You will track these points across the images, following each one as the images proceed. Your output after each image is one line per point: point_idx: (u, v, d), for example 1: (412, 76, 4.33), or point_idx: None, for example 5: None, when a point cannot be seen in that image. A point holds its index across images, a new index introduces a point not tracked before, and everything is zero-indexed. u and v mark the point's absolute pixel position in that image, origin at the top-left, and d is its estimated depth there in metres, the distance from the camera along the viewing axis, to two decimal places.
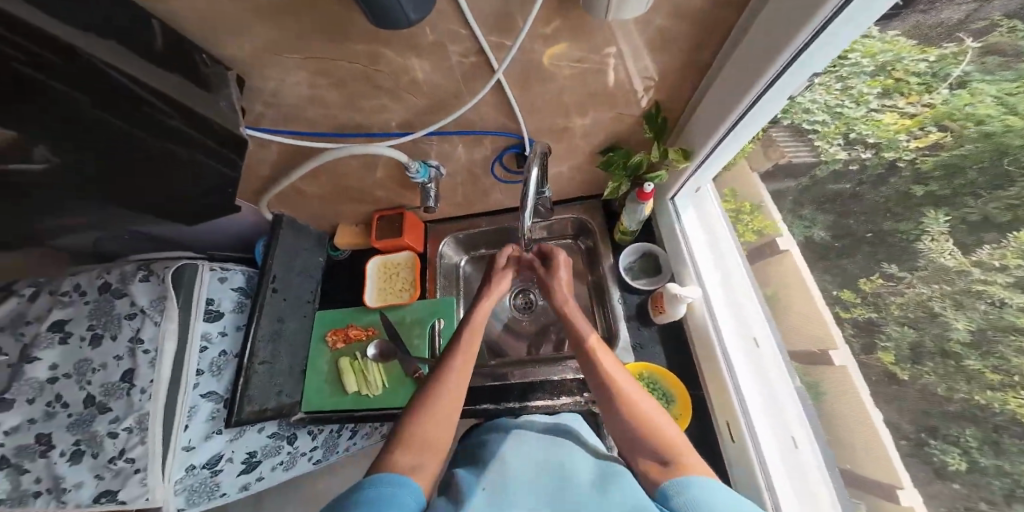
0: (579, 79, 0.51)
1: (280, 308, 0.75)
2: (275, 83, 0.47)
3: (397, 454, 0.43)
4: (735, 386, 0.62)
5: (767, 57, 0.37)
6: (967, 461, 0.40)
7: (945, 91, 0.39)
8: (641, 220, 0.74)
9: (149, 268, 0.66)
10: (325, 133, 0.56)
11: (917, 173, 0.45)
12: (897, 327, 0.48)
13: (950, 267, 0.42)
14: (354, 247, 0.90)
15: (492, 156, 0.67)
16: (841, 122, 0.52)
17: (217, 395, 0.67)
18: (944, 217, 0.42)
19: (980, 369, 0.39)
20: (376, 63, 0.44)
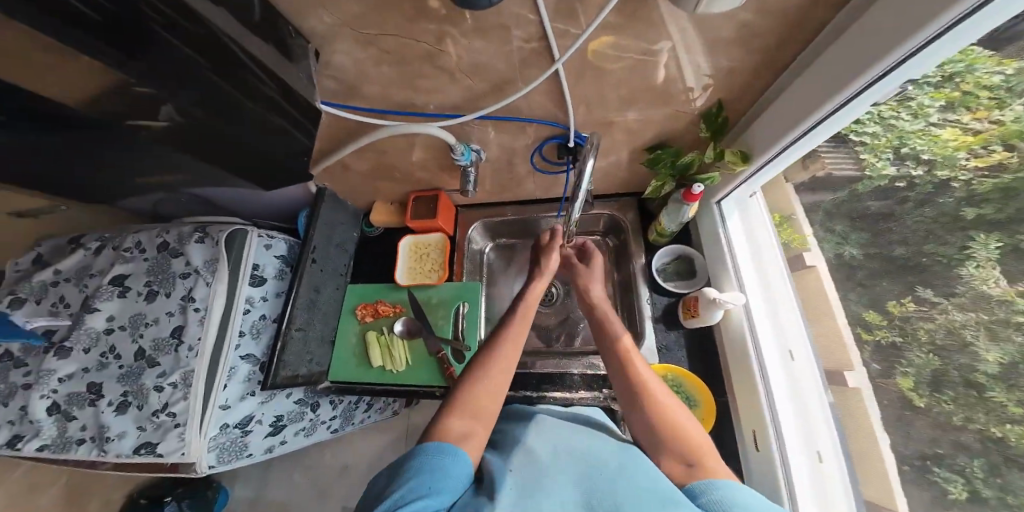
0: (639, 72, 0.49)
1: (317, 279, 0.77)
2: (340, 58, 0.48)
3: (448, 420, 0.45)
4: (768, 397, 0.60)
5: (876, 52, 0.33)
6: (968, 491, 0.42)
7: (1019, 107, 0.36)
8: (682, 222, 0.73)
9: (205, 230, 0.70)
10: (376, 111, 0.57)
11: (971, 195, 0.42)
12: (922, 353, 0.47)
13: (992, 295, 0.40)
14: (387, 225, 0.91)
15: (534, 145, 0.67)
16: (893, 134, 0.47)
17: (254, 358, 0.70)
18: (995, 243, 0.40)
19: (1004, 403, 0.39)
20: (440, 44, 0.44)
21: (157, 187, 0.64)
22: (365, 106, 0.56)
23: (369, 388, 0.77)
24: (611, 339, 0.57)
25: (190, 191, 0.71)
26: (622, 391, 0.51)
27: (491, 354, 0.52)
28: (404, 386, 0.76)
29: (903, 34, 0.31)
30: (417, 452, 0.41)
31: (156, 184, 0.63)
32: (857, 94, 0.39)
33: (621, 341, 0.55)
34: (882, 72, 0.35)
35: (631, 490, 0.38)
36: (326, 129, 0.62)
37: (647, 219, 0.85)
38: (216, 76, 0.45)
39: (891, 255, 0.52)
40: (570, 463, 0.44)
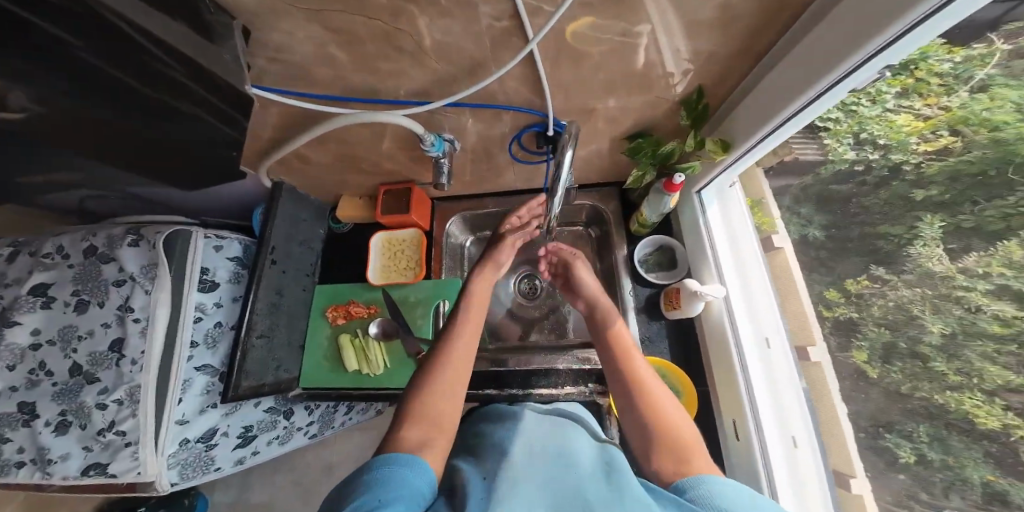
0: (618, 55, 0.46)
1: (279, 281, 0.72)
2: (282, 36, 0.41)
3: (405, 430, 0.42)
4: (746, 381, 0.61)
5: (850, 42, 0.33)
6: (916, 453, 0.45)
7: (964, 94, 0.39)
8: (663, 212, 0.72)
9: (139, 232, 0.63)
10: (324, 96, 0.52)
11: (920, 177, 0.45)
12: (874, 328, 0.51)
13: (936, 272, 0.43)
14: (355, 221, 0.86)
15: (511, 134, 0.64)
16: (853, 120, 0.50)
17: (212, 368, 0.65)
18: (939, 223, 0.43)
19: (944, 371, 0.42)
20: (398, 21, 0.39)
21: (64, 186, 0.55)
22: (305, 90, 0.50)
23: (345, 393, 0.74)
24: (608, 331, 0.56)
25: (129, 190, 0.64)
26: (612, 379, 0.51)
27: (446, 350, 0.50)
28: (380, 391, 0.73)
29: (876, 26, 0.30)
30: (375, 464, 0.38)
31: (56, 184, 0.54)
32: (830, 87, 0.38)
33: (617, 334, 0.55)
34: (850, 68, 0.34)
35: (603, 490, 0.37)
36: (277, 118, 0.56)
37: (628, 210, 0.84)
38: (109, 66, 0.34)
39: (863, 236, 0.53)
40: (539, 459, 0.43)
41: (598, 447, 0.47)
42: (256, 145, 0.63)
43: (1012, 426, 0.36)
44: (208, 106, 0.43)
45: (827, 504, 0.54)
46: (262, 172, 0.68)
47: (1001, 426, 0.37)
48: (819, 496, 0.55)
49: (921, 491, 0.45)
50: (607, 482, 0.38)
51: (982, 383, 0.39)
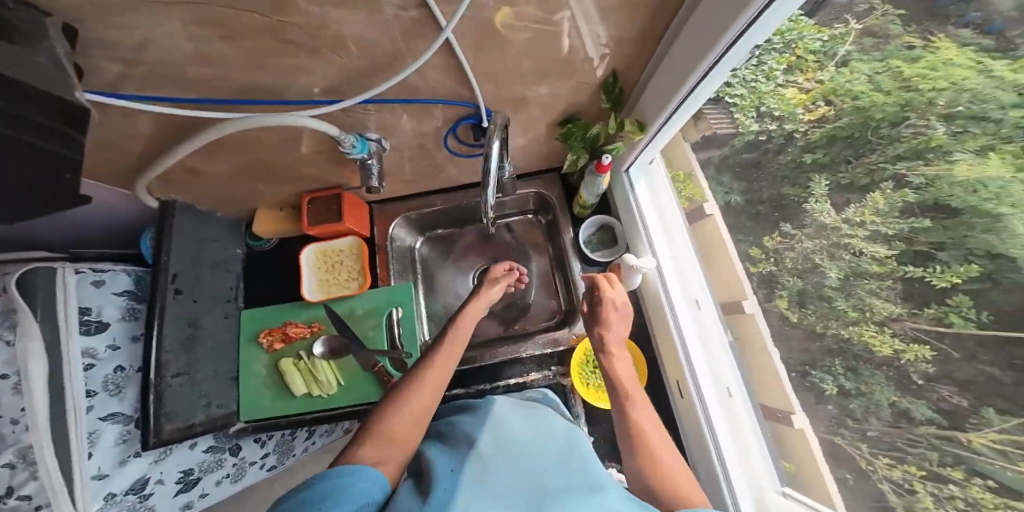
0: (537, 43, 0.47)
1: (190, 311, 0.65)
2: (139, 34, 0.33)
3: (362, 448, 0.42)
4: (682, 342, 0.71)
5: (721, 27, 0.37)
6: (837, 386, 0.54)
7: (832, 69, 0.45)
8: (599, 193, 0.76)
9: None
10: (204, 102, 0.45)
11: (807, 143, 0.53)
12: (789, 278, 0.60)
13: (827, 224, 0.53)
14: (274, 236, 0.80)
15: (445, 127, 0.62)
16: (755, 96, 0.56)
17: (122, 416, 0.58)
18: (825, 182, 0.52)
19: (844, 309, 0.52)
20: (281, 12, 0.33)
21: None
22: (180, 94, 0.44)
23: (295, 421, 0.74)
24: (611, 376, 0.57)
25: None
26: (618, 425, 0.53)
27: (420, 377, 0.50)
28: (334, 409, 0.74)
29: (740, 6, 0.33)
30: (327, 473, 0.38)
31: None
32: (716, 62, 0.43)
33: (620, 378, 0.56)
34: (734, 37, 0.37)
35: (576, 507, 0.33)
36: (153, 127, 0.47)
37: (570, 193, 0.88)
38: None
39: (779, 193, 0.60)
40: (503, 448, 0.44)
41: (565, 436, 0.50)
42: (125, 160, 0.53)
43: (900, 351, 0.45)
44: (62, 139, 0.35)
45: (760, 439, 0.67)
46: (140, 192, 0.59)
47: (892, 352, 0.46)
48: (750, 429, 0.68)
49: (845, 417, 0.54)
50: (586, 503, 0.34)
51: (874, 316, 0.48)
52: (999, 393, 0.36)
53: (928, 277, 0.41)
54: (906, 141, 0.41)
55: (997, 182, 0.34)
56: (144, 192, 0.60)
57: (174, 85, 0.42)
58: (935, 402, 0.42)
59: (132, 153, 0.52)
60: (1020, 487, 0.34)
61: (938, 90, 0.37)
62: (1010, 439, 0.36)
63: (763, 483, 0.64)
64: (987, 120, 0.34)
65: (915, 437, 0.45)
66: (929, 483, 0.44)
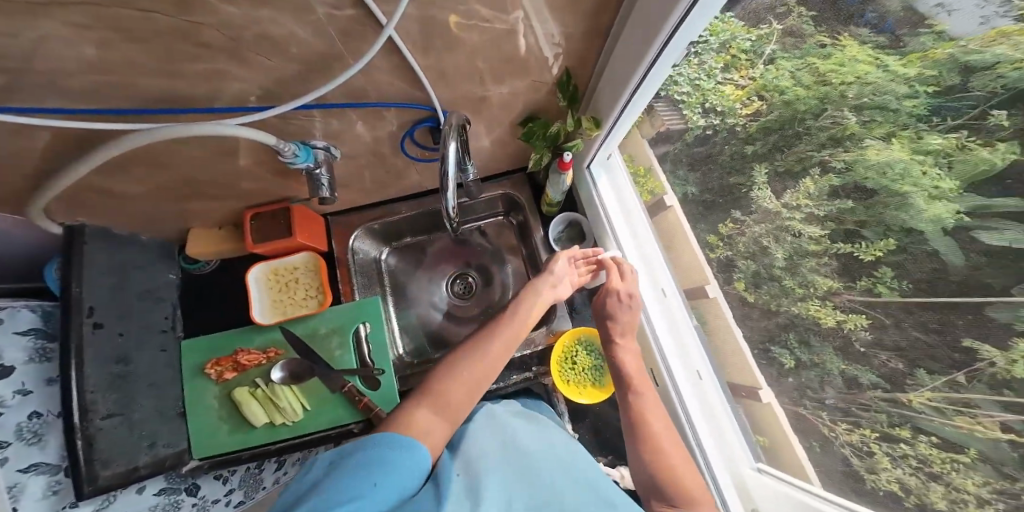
0: (486, 44, 0.46)
1: (116, 348, 0.57)
2: (13, 44, 0.28)
3: (420, 412, 0.49)
4: (653, 330, 0.76)
5: (659, 20, 0.37)
6: (794, 359, 0.58)
7: (761, 67, 0.47)
8: (564, 190, 0.77)
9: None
10: (109, 113, 0.40)
11: (746, 135, 0.55)
12: (743, 261, 0.63)
13: (770, 209, 0.56)
14: (210, 257, 0.72)
15: (400, 132, 0.59)
16: (699, 93, 0.57)
17: (46, 466, 0.51)
18: (764, 170, 0.55)
19: (792, 286, 0.55)
20: (190, 13, 0.30)
21: None
22: (79, 106, 0.38)
23: (260, 452, 0.68)
24: (625, 383, 0.66)
25: None
26: (625, 426, 0.62)
27: (483, 350, 0.58)
28: (301, 437, 0.69)
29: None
30: (381, 441, 0.44)
31: None
32: (660, 54, 0.43)
33: (632, 384, 0.65)
34: (672, 27, 0.37)
35: None
36: (52, 144, 0.41)
37: (538, 192, 0.87)
38: None
39: (727, 183, 0.62)
40: (512, 471, 0.49)
41: (577, 459, 0.54)
42: (17, 182, 0.46)
43: (842, 320, 0.49)
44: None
45: (732, 417, 0.70)
46: (36, 215, 0.51)
47: (835, 323, 0.50)
48: (722, 407, 0.70)
49: (805, 387, 0.57)
50: None
51: (816, 291, 0.51)
52: (927, 354, 0.41)
53: (856, 252, 0.45)
54: (825, 131, 0.44)
55: (899, 165, 0.37)
56: (43, 214, 0.52)
57: (71, 97, 0.36)
58: (878, 366, 0.46)
59: (27, 174, 0.45)
60: (962, 442, 0.39)
61: (847, 84, 0.39)
62: (942, 396, 0.40)
63: (739, 459, 0.66)
64: (888, 110, 0.37)
65: (865, 402, 0.49)
66: (882, 443, 0.48)
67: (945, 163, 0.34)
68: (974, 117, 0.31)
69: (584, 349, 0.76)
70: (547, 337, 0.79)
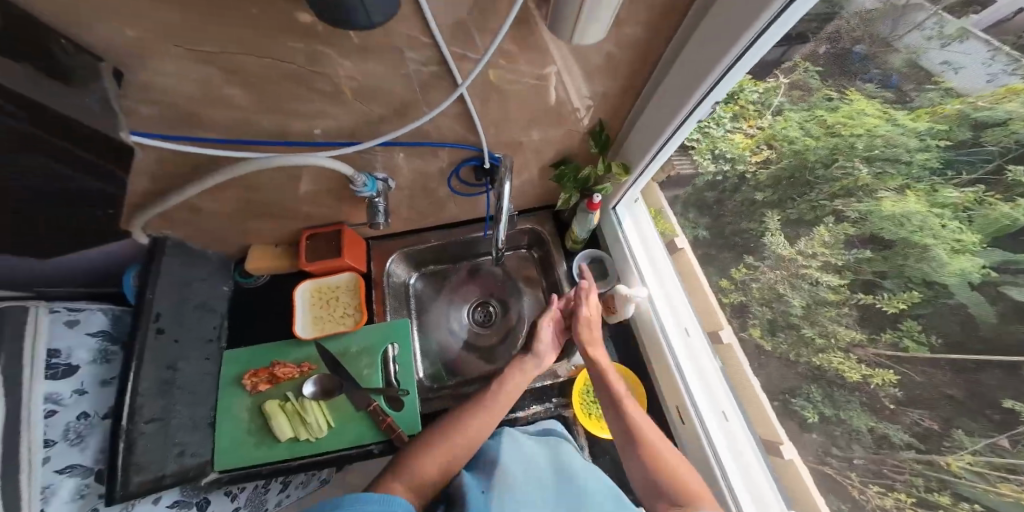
0: (535, 94, 0.52)
1: (171, 353, 0.61)
2: (171, 82, 0.36)
3: (392, 483, 0.50)
4: (676, 362, 0.75)
5: (692, 85, 0.44)
6: (817, 414, 0.61)
7: (769, 117, 0.57)
8: (591, 229, 0.81)
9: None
10: (218, 142, 0.46)
11: (757, 183, 0.64)
12: (759, 306, 0.69)
13: (784, 255, 0.63)
14: (270, 271, 0.79)
15: (448, 169, 0.66)
16: (708, 141, 0.67)
17: (82, 468, 0.51)
18: (777, 216, 0.63)
19: (812, 335, 0.60)
20: (312, 64, 0.37)
21: None
22: (187, 134, 0.44)
23: (282, 467, 0.68)
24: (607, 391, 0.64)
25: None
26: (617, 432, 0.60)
27: (459, 427, 0.59)
28: (323, 456, 0.69)
29: (717, 56, 0.38)
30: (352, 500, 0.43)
31: None
32: (695, 107, 0.48)
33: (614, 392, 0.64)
34: (709, 88, 0.43)
35: None
36: (154, 165, 0.47)
37: (563, 229, 0.92)
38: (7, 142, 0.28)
39: (741, 228, 0.70)
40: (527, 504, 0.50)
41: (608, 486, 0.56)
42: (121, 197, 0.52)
43: (867, 376, 0.53)
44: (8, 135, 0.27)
45: (765, 470, 0.66)
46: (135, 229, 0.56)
47: (860, 377, 0.54)
48: (752, 454, 0.67)
49: (830, 445, 0.59)
50: None
51: (840, 343, 0.56)
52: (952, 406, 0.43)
53: (879, 304, 0.51)
54: (835, 180, 0.53)
55: (917, 216, 0.45)
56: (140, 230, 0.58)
57: (189, 130, 0.43)
58: (909, 426, 0.49)
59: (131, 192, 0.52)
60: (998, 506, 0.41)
61: (856, 135, 0.49)
62: (982, 460, 0.43)
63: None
64: (900, 162, 0.46)
65: (896, 463, 0.51)
66: (919, 510, 0.49)
67: (965, 217, 0.41)
68: (992, 170, 0.38)
69: None
70: (569, 370, 0.80)
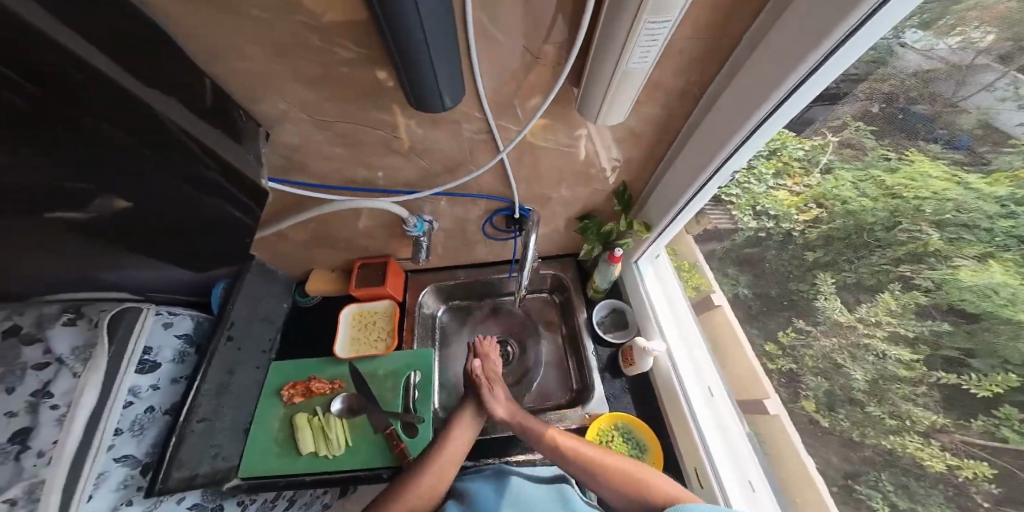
0: (566, 159, 0.61)
1: (232, 359, 0.71)
2: (295, 125, 0.50)
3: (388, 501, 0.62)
4: (696, 423, 0.73)
5: (720, 144, 0.47)
6: (889, 505, 0.52)
7: (817, 175, 0.56)
8: (610, 279, 0.85)
9: (77, 309, 0.56)
10: (313, 186, 0.61)
11: (807, 242, 0.60)
12: (812, 377, 0.62)
13: (842, 322, 0.57)
14: (324, 294, 0.89)
15: (484, 217, 0.75)
16: (748, 197, 0.67)
17: (133, 459, 0.57)
18: (831, 280, 0.58)
19: (880, 414, 0.52)
20: (393, 129, 0.51)
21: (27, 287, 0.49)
22: (299, 179, 0.59)
23: (297, 480, 0.71)
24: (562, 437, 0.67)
25: None
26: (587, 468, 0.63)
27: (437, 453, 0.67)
28: (340, 473, 0.72)
29: (742, 120, 0.43)
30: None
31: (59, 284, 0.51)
32: (716, 172, 0.52)
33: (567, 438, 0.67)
34: (730, 153, 0.48)
35: None
36: None
37: (584, 278, 0.96)
38: (167, 157, 0.40)
39: (790, 289, 0.65)
40: None
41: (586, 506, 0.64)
42: None
43: (954, 467, 0.44)
44: (184, 151, 0.41)
45: None
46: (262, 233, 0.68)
47: (946, 468, 0.45)
48: None
49: None
50: None
51: (915, 426, 0.48)
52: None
53: (966, 385, 0.43)
54: (902, 244, 0.47)
55: (1005, 289, 0.38)
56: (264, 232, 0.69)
57: (292, 168, 0.57)
58: None
59: None
60: None
61: (922, 198, 0.44)
62: None
63: None
64: (978, 228, 0.40)
65: None
66: None
67: None
68: None
69: (620, 436, 0.76)
70: (582, 418, 0.80)
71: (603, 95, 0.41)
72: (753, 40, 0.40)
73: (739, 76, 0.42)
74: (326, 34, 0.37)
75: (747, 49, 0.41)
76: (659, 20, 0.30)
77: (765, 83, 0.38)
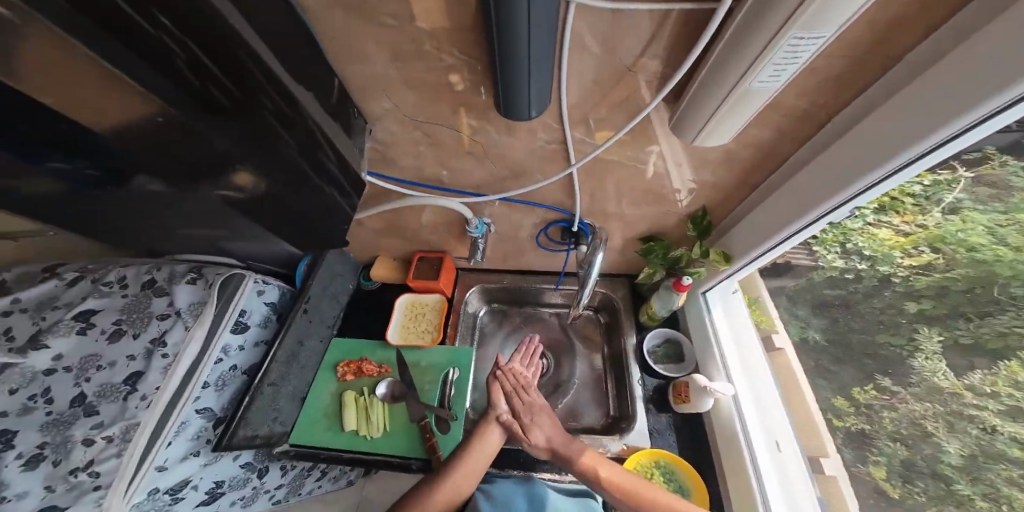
0: (637, 177, 0.58)
1: (303, 331, 0.78)
2: (388, 124, 0.53)
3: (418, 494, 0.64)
4: (757, 478, 0.64)
5: (841, 176, 0.41)
6: None
7: (937, 215, 0.46)
8: (672, 308, 0.78)
9: (200, 270, 0.68)
10: (394, 180, 0.64)
11: (910, 289, 0.52)
12: (887, 442, 0.56)
13: (943, 387, 0.49)
14: (384, 280, 0.94)
15: (539, 225, 0.74)
16: (838, 232, 0.56)
17: (210, 412, 0.63)
18: (937, 337, 0.49)
19: (969, 495, 0.46)
20: (474, 134, 0.52)
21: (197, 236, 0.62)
22: (380, 172, 0.63)
23: (335, 456, 0.74)
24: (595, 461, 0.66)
25: (219, 243, 0.67)
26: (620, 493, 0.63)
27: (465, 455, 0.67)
28: (375, 455, 0.75)
29: (886, 151, 0.35)
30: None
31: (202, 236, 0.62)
32: (833, 208, 0.44)
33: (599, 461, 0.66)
34: (858, 190, 0.40)
35: None
36: None
37: (637, 300, 0.91)
38: (296, 146, 0.48)
39: (872, 340, 0.58)
40: None
41: None
42: None
43: None
44: (308, 135, 0.48)
45: None
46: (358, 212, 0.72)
47: None
48: None
49: None
50: None
51: None
52: None
53: None
54: None
55: None
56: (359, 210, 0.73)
57: (375, 162, 0.61)
58: None
59: None
60: None
61: None
62: None
63: None
64: None
65: None
66: None
67: None
68: None
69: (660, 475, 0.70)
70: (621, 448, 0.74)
71: (711, 114, 0.37)
72: (911, 64, 0.34)
73: (890, 103, 0.35)
74: (435, 40, 0.39)
75: (904, 72, 0.34)
76: (808, 35, 0.26)
77: (928, 112, 0.31)
